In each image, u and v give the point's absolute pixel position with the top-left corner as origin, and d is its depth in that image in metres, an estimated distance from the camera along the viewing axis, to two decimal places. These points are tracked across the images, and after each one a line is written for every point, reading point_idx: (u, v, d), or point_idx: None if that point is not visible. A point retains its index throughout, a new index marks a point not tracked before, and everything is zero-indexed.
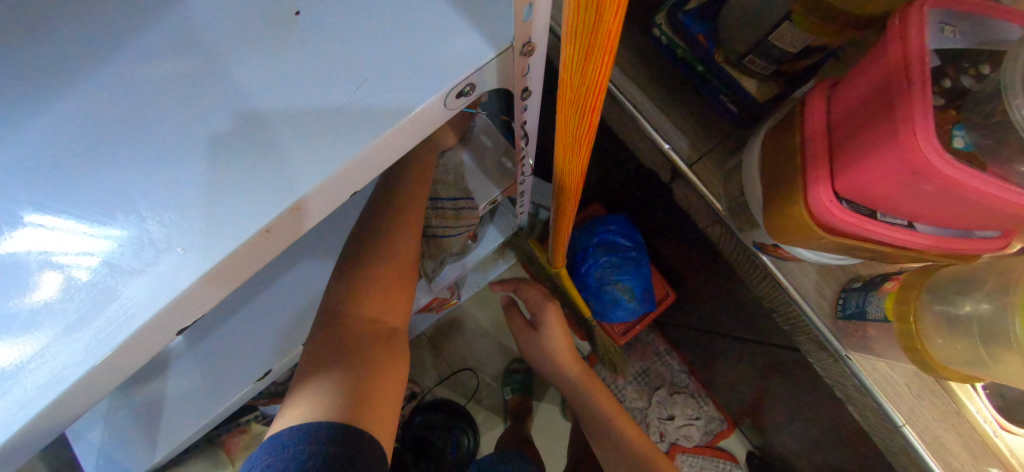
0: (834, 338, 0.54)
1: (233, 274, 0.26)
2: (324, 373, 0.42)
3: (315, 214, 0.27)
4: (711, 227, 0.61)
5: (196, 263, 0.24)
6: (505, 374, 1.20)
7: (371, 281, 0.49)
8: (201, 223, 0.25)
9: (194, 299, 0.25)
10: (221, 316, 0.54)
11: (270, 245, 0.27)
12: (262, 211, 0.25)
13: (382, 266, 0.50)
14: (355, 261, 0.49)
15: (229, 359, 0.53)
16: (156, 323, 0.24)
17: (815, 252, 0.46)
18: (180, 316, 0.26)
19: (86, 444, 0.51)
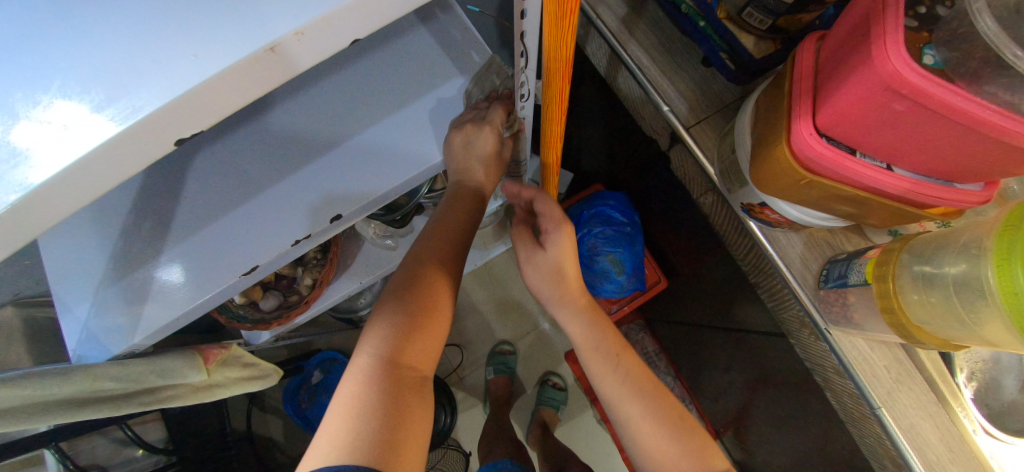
0: (815, 311, 0.53)
1: (221, 99, 0.27)
2: (366, 387, 0.43)
3: (300, 59, 0.28)
4: (704, 197, 0.62)
5: (183, 73, 0.24)
6: (491, 355, 1.19)
7: (424, 318, 0.50)
8: (195, 31, 0.25)
9: (175, 116, 0.26)
10: (213, 211, 0.54)
11: (262, 72, 0.27)
12: (251, 32, 0.25)
13: (428, 297, 0.51)
14: (415, 291, 0.51)
15: (216, 254, 0.53)
16: (134, 135, 0.25)
17: (800, 209, 0.47)
18: (162, 133, 0.27)
19: (74, 315, 0.54)
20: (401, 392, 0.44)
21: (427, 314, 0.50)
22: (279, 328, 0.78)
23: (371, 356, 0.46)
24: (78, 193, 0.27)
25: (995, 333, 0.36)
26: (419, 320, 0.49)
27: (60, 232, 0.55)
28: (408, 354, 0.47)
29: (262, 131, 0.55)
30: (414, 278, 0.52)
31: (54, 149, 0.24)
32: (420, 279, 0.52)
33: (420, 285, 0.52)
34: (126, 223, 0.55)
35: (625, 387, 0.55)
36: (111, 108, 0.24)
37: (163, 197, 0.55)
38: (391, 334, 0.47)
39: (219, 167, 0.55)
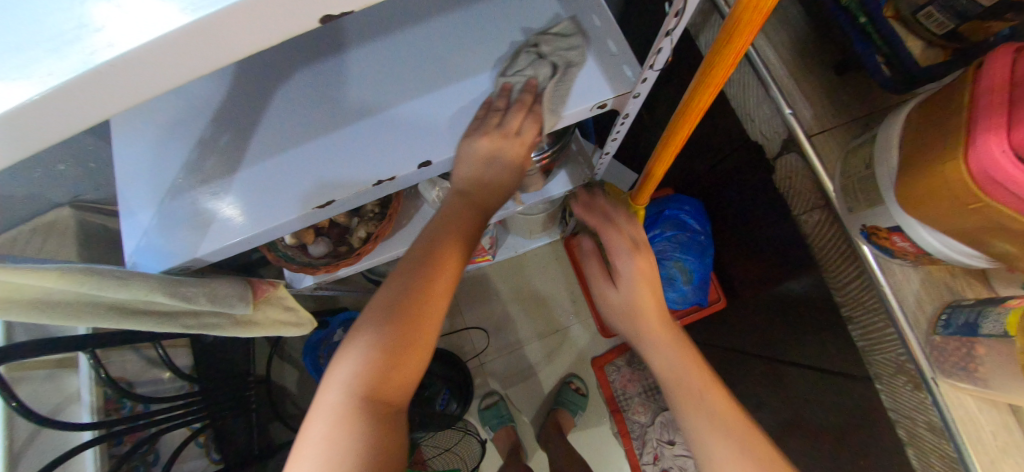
0: (924, 357, 0.48)
1: (208, 46, 0.22)
2: (334, 447, 0.38)
3: None
4: (806, 216, 0.57)
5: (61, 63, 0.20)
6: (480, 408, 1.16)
7: (405, 315, 0.43)
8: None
9: (159, 62, 0.21)
10: (295, 138, 0.52)
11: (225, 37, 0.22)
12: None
13: (428, 311, 0.45)
14: (390, 314, 0.43)
15: (293, 179, 0.51)
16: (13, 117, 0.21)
17: (941, 238, 0.42)
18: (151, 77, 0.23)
19: (136, 224, 0.52)
20: (366, 441, 0.38)
21: (418, 318, 0.44)
22: (322, 276, 0.76)
23: (341, 397, 0.41)
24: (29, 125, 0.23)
25: None
26: (415, 328, 0.43)
27: (140, 133, 0.54)
28: (387, 380, 0.41)
29: (343, 73, 0.53)
30: (400, 282, 0.45)
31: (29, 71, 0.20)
32: (414, 286, 0.44)
33: (398, 297, 0.45)
34: (204, 134, 0.53)
35: None
36: (107, 33, 0.20)
37: (245, 117, 0.53)
38: (374, 344, 0.42)
39: (307, 95, 0.52)
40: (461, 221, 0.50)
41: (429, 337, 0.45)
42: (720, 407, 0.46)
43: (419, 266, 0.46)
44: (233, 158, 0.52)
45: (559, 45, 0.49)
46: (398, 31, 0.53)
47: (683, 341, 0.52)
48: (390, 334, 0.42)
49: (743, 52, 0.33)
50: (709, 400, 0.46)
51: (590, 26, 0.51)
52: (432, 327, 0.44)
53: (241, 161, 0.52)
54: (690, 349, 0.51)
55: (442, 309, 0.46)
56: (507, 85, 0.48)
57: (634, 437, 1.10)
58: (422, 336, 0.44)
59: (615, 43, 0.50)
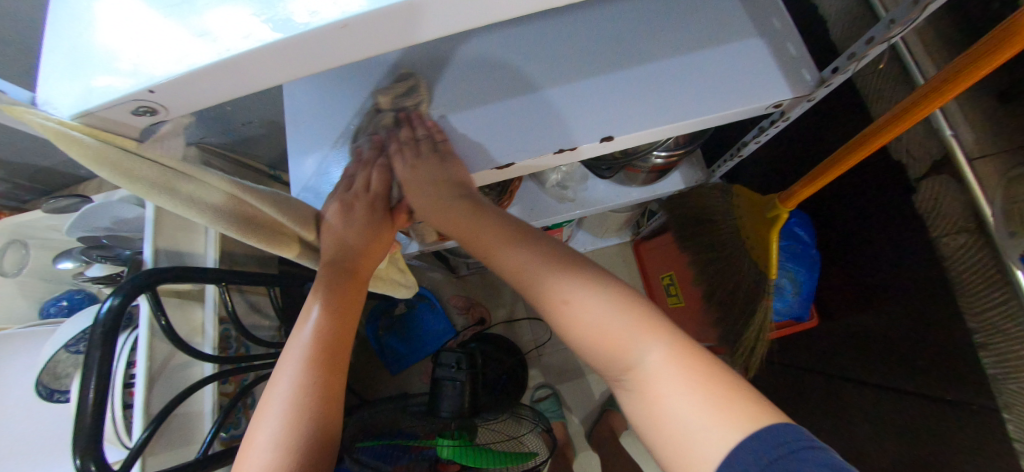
0: None
1: (387, 27, 0.28)
2: None
3: None
4: (951, 238, 0.58)
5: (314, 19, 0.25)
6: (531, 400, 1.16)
7: (320, 357, 0.50)
8: None
9: (336, 37, 0.27)
10: (469, 100, 0.53)
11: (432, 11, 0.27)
12: None
13: (336, 353, 0.51)
14: (301, 361, 0.49)
15: (469, 141, 0.53)
16: (267, 56, 0.27)
17: None
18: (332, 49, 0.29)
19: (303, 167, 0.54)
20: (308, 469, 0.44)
21: (325, 366, 0.50)
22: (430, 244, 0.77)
23: (272, 446, 0.44)
24: (242, 78, 0.29)
25: None
26: (320, 377, 0.49)
27: (312, 81, 0.56)
28: (312, 424, 0.46)
29: (524, 43, 0.53)
30: (312, 334, 0.51)
31: (247, 17, 0.26)
32: (309, 350, 0.50)
33: (303, 350, 0.50)
34: (378, 89, 0.55)
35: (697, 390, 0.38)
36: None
37: (420, 75, 0.54)
38: (285, 409, 0.46)
39: (483, 59, 0.53)
40: (344, 275, 0.55)
41: (338, 377, 0.50)
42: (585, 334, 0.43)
43: (333, 311, 0.53)
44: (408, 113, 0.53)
45: (400, 99, 0.52)
46: (577, 8, 0.54)
47: (535, 242, 0.49)
48: (299, 390, 0.47)
49: (978, 81, 0.37)
50: (569, 308, 0.44)
51: (770, 28, 0.52)
52: (338, 374, 0.50)
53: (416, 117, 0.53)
54: (576, 271, 0.45)
55: (350, 335, 0.54)
56: (357, 149, 0.56)
57: None
58: (336, 377, 0.50)
59: (796, 47, 0.51)
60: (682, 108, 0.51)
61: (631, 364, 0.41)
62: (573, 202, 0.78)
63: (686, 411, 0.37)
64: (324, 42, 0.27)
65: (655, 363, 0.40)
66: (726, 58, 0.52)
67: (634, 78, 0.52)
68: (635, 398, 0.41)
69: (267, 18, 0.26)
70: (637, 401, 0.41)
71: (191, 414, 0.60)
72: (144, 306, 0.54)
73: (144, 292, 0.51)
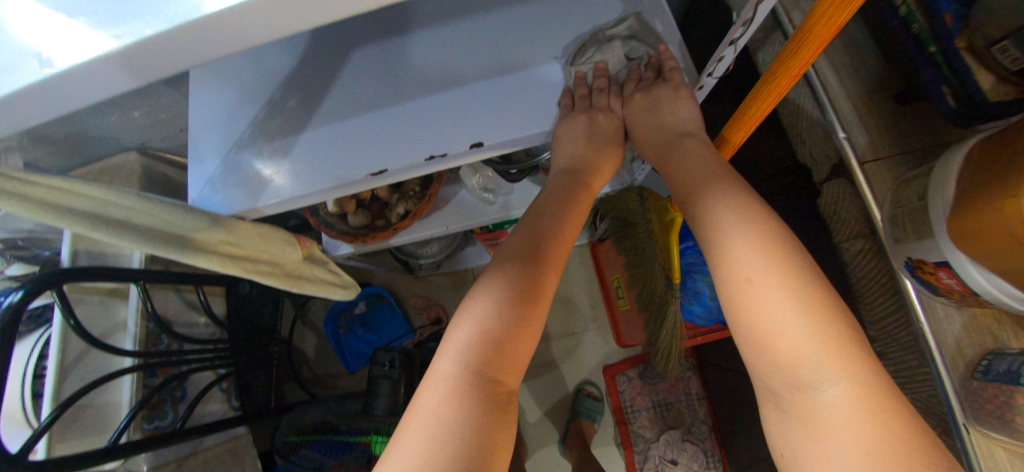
0: (956, 402, 0.47)
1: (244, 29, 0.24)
2: (439, 439, 0.37)
3: None
4: (850, 243, 0.57)
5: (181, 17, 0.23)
6: None
7: (520, 300, 0.45)
8: None
9: (194, 42, 0.24)
10: (355, 109, 0.54)
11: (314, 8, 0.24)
12: None
13: (532, 308, 0.46)
14: (494, 306, 0.45)
15: (349, 146, 0.53)
16: (127, 59, 0.24)
17: (992, 280, 0.40)
18: (218, 43, 0.25)
19: (202, 171, 0.56)
20: (475, 423, 0.39)
21: (515, 320, 0.44)
22: (357, 245, 0.79)
23: (455, 369, 0.42)
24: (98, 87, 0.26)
25: None
26: (515, 314, 0.44)
27: (215, 90, 0.58)
28: (496, 377, 0.42)
29: (409, 53, 0.55)
30: (502, 270, 0.48)
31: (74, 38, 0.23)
32: (518, 289, 0.46)
33: (494, 290, 0.46)
34: (273, 95, 0.56)
35: (879, 404, 0.33)
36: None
37: (311, 83, 0.56)
38: (475, 333, 0.43)
39: (371, 70, 0.55)
40: (556, 222, 0.53)
41: (528, 343, 0.45)
42: (782, 277, 0.38)
43: (530, 256, 0.48)
44: (295, 120, 0.55)
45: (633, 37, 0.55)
46: (465, 17, 0.55)
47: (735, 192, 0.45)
48: (483, 326, 0.44)
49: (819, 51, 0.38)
50: (751, 289, 0.38)
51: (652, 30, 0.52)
52: (530, 336, 0.45)
53: (301, 124, 0.55)
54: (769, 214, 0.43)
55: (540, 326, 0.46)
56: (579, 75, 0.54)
57: (636, 450, 1.10)
58: (525, 336, 0.45)
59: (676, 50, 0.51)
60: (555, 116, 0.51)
61: (806, 383, 0.35)
62: (496, 206, 0.78)
63: (847, 453, 0.33)
64: (204, 41, 0.24)
65: (835, 397, 0.34)
66: None
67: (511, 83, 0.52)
68: (797, 426, 0.36)
69: (114, 25, 0.23)
70: (796, 423, 0.36)
71: (110, 404, 0.63)
72: (56, 304, 0.58)
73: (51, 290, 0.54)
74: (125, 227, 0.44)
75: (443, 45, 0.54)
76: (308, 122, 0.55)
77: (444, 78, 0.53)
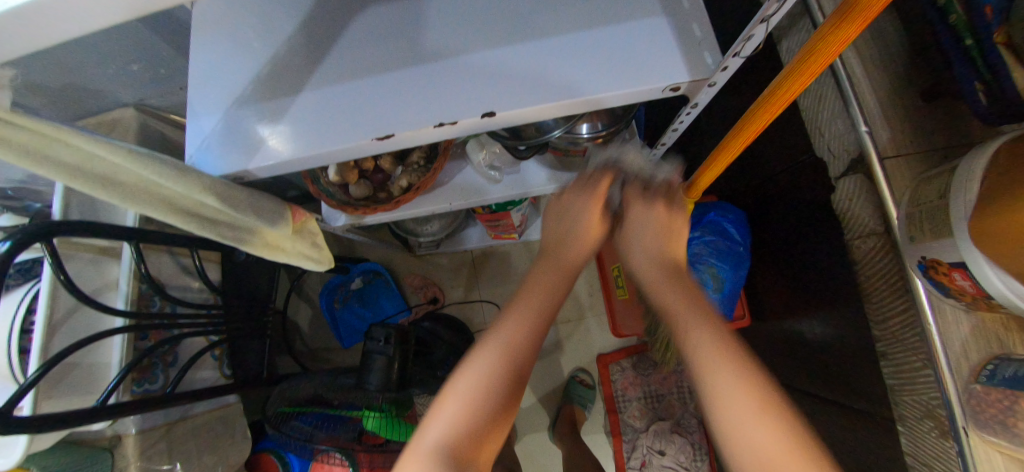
0: (957, 405, 0.46)
1: None
2: None
3: None
4: (862, 241, 0.56)
5: None
6: None
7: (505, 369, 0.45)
8: None
9: None
10: (362, 71, 0.52)
11: None
12: None
13: (515, 376, 0.45)
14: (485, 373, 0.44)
15: (355, 110, 0.52)
16: None
17: (1009, 284, 0.39)
18: None
19: (201, 127, 0.54)
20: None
21: (500, 388, 0.44)
22: (358, 216, 0.78)
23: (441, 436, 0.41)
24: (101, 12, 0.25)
25: None
26: (502, 390, 0.44)
27: (219, 45, 0.56)
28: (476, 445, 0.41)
29: (421, 16, 0.53)
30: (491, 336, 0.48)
31: None
32: (505, 353, 0.46)
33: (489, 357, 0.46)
34: (279, 54, 0.54)
35: None
36: None
37: (318, 43, 0.54)
38: (462, 404, 0.42)
39: (381, 32, 0.53)
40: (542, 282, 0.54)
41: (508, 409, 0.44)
42: (750, 413, 0.37)
43: (523, 319, 0.49)
44: (302, 81, 0.53)
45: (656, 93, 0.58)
46: None
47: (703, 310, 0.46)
48: (476, 386, 0.43)
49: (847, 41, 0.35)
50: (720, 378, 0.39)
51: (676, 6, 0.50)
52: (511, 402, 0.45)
53: (308, 85, 0.53)
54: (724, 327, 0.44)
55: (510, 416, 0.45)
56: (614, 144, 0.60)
57: (625, 439, 1.11)
58: (508, 402, 0.44)
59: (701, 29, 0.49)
60: (570, 89, 0.49)
61: None
62: (501, 185, 0.77)
63: None
64: None
65: None
66: (623, 38, 0.49)
67: (527, 54, 0.50)
68: None
69: None
70: None
71: (99, 364, 0.62)
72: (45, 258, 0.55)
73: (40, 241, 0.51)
74: (108, 182, 0.41)
75: (458, 10, 0.52)
76: (315, 84, 0.53)
77: (457, 44, 0.51)
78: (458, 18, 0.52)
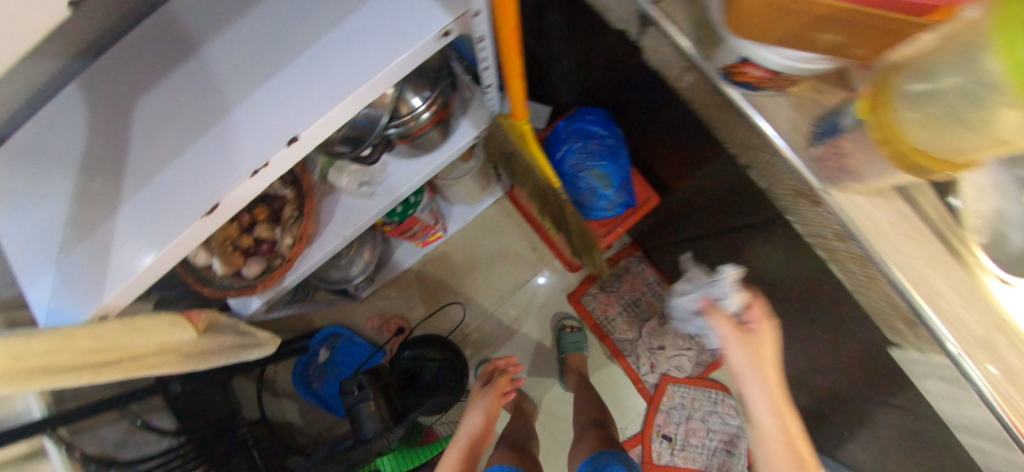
0: (811, 174, 0.51)
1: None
2: None
3: None
4: (683, 81, 0.59)
5: None
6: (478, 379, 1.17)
7: None
8: None
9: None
10: (162, 159, 0.51)
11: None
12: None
13: None
14: None
15: (172, 199, 0.50)
16: None
17: (780, 54, 0.43)
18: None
19: (38, 291, 0.52)
20: None
21: None
22: (265, 292, 0.76)
23: None
24: None
25: (1009, 108, 0.30)
26: None
27: (17, 206, 0.53)
28: None
29: (188, 84, 0.51)
30: None
31: None
32: None
33: None
34: (77, 185, 0.52)
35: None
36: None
37: (108, 157, 0.52)
38: None
39: (161, 116, 0.51)
40: None
41: None
42: None
43: None
44: (110, 197, 0.51)
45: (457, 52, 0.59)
46: (226, 23, 0.51)
47: None
48: None
49: None
50: None
51: None
52: None
53: (117, 198, 0.51)
54: None
55: None
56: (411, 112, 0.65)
57: (627, 355, 1.17)
58: None
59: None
60: (353, 79, 0.49)
61: None
62: (379, 195, 0.77)
63: None
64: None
65: None
66: (380, 12, 0.50)
67: (303, 66, 0.50)
68: None
69: None
70: None
71: None
72: None
73: None
74: None
75: (220, 61, 0.51)
76: (124, 193, 0.51)
77: (235, 91, 0.50)
78: (222, 67, 0.51)
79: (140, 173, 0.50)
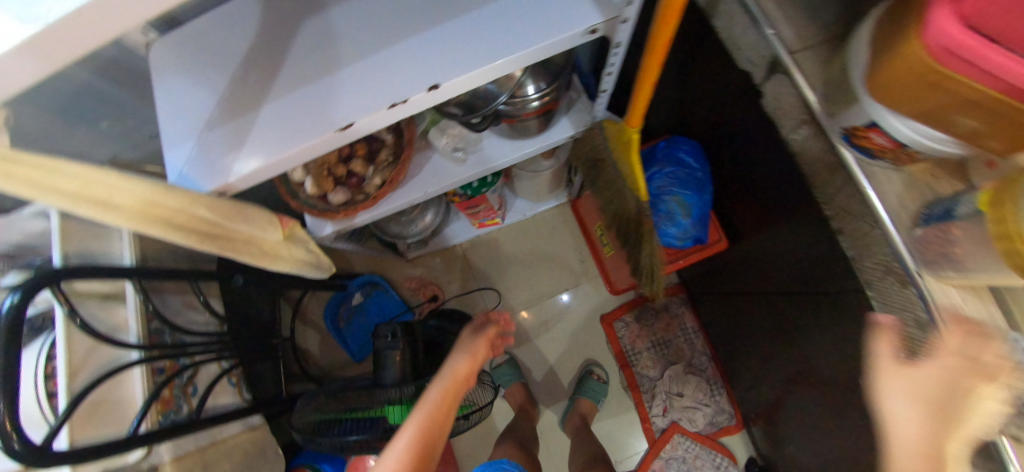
0: (908, 253, 0.50)
1: None
2: None
3: None
4: (796, 133, 0.60)
5: None
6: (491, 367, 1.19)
7: None
8: None
9: None
10: (314, 73, 0.57)
11: None
12: None
13: None
14: None
15: (314, 108, 0.56)
16: None
17: (913, 126, 0.43)
18: None
19: (178, 155, 0.59)
20: None
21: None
22: (340, 221, 0.82)
23: None
24: None
25: None
26: None
27: (180, 79, 0.61)
28: None
29: (355, 16, 0.57)
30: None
31: None
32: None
33: None
34: (235, 75, 0.59)
35: None
36: None
37: (267, 58, 0.59)
38: None
39: (323, 37, 0.58)
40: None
41: None
42: None
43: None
44: (261, 93, 0.58)
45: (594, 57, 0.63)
46: None
47: None
48: None
49: None
50: None
51: None
52: None
53: (268, 95, 0.58)
54: None
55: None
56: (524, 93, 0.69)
57: (642, 391, 1.16)
58: None
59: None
60: (500, 50, 0.53)
61: None
62: (468, 164, 0.82)
63: None
64: None
65: None
66: None
67: (458, 28, 0.55)
68: None
69: None
70: None
71: (124, 399, 0.63)
72: (56, 305, 0.58)
73: (47, 287, 0.54)
74: (111, 205, 0.45)
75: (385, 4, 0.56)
76: (274, 92, 0.58)
77: (393, 33, 0.56)
78: (387, 10, 0.56)
79: (295, 79, 0.57)
